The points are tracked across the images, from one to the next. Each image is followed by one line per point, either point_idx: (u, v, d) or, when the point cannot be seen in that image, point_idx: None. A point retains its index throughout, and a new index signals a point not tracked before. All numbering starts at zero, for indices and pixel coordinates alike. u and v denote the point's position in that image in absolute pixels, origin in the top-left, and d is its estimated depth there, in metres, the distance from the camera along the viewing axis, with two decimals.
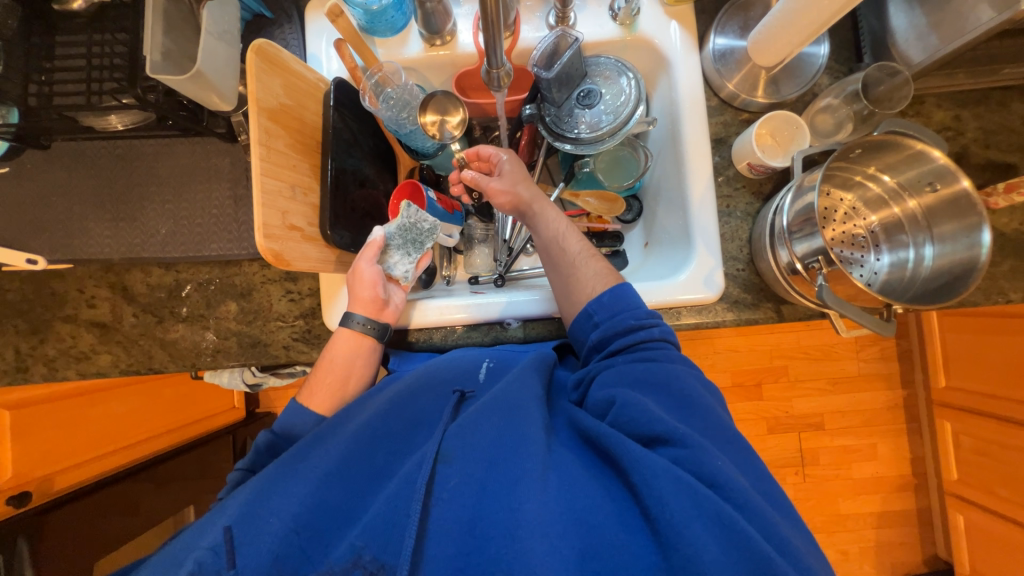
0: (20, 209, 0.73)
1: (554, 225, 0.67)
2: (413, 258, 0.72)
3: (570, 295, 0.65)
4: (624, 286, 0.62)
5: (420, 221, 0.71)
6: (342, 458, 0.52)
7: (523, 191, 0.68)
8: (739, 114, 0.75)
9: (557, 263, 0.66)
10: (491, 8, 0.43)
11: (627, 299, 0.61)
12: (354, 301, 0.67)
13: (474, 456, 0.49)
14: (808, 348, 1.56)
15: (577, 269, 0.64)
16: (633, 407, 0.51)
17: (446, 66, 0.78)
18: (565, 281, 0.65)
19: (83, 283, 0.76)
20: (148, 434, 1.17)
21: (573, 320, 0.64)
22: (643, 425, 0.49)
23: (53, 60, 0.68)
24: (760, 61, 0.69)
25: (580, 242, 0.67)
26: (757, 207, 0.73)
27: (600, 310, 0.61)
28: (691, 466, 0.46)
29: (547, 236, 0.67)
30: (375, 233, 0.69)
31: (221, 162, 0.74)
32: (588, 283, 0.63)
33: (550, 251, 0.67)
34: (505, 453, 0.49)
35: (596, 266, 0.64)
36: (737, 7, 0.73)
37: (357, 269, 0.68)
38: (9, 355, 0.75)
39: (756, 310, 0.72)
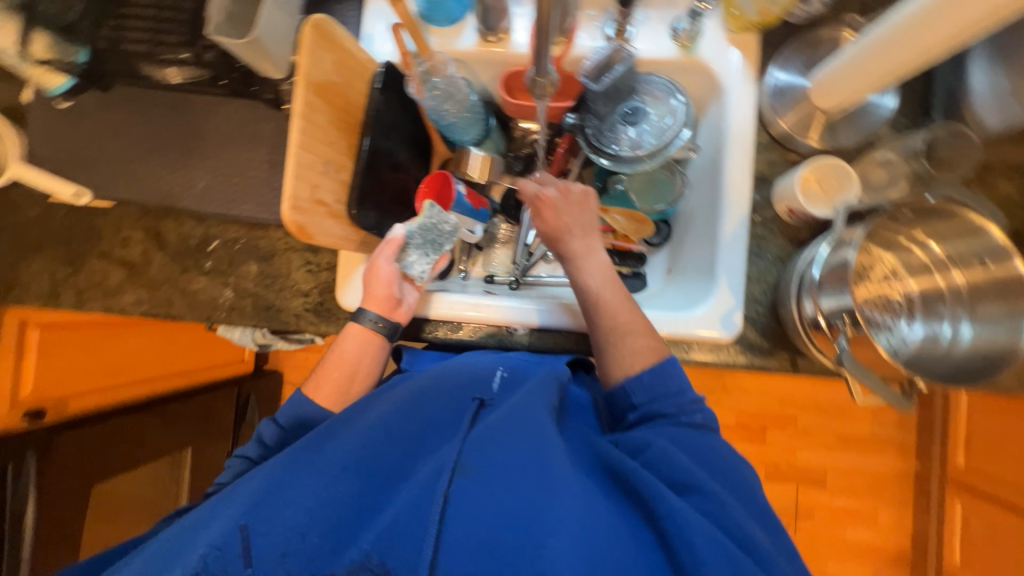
0: (79, 147, 0.78)
1: (597, 288, 0.66)
2: (431, 259, 0.72)
3: (607, 362, 0.65)
4: (669, 364, 0.62)
5: (441, 222, 0.73)
6: (362, 457, 0.52)
7: (566, 238, 0.68)
8: (788, 154, 0.72)
9: (596, 320, 0.66)
10: (546, 10, 0.42)
11: (670, 381, 0.61)
12: (368, 298, 0.68)
13: (494, 478, 0.49)
14: (819, 400, 1.52)
15: (614, 340, 0.64)
16: (666, 457, 0.53)
17: (496, 64, 0.78)
18: (602, 347, 0.65)
19: (120, 223, 0.79)
20: (158, 373, 1.23)
21: (608, 388, 0.65)
22: (678, 471, 0.52)
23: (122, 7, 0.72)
24: (819, 102, 0.67)
25: (624, 313, 0.65)
26: (789, 253, 0.70)
27: (637, 389, 0.61)
28: (722, 520, 0.49)
29: (590, 289, 0.67)
30: (395, 228, 0.69)
31: (264, 126, 0.76)
32: (627, 358, 0.63)
33: (591, 304, 0.66)
34: (531, 479, 0.49)
35: (636, 342, 0.63)
36: (804, 43, 0.69)
37: (374, 267, 0.68)
38: (44, 280, 0.79)
39: (770, 359, 0.69)
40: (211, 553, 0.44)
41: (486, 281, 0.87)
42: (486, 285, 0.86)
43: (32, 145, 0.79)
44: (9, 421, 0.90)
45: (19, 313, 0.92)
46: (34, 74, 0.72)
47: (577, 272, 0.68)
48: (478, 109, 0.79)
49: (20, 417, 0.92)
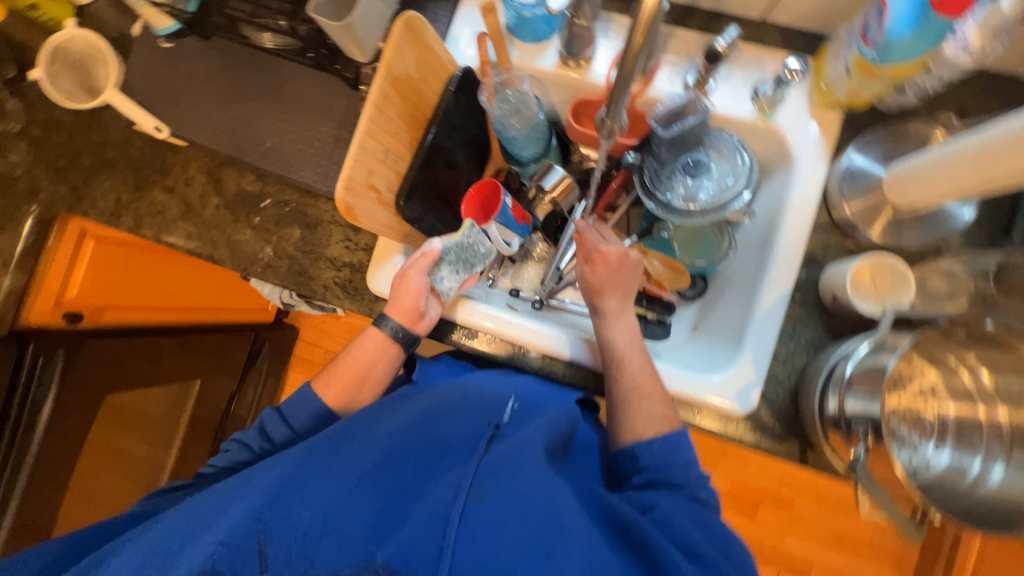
0: (170, 86, 0.84)
1: (622, 349, 0.68)
2: (461, 276, 0.75)
3: (618, 420, 0.65)
4: (680, 436, 0.63)
5: (476, 244, 0.77)
6: (377, 466, 0.54)
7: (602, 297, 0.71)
8: (846, 240, 0.69)
9: (615, 381, 0.67)
10: (631, 56, 0.43)
11: (680, 453, 0.61)
12: (396, 305, 0.69)
13: (506, 512, 0.51)
14: (820, 489, 1.45)
15: (628, 404, 0.65)
16: (671, 523, 0.54)
17: (570, 88, 0.78)
18: (616, 409, 0.66)
19: (188, 163, 0.84)
20: (190, 304, 1.29)
21: (616, 448, 0.65)
22: (682, 538, 0.53)
23: None
24: (893, 197, 0.64)
25: (643, 379, 0.66)
26: (825, 341, 0.67)
27: (645, 454, 0.62)
28: None
29: (616, 350, 0.68)
30: (434, 242, 0.72)
31: (337, 102, 0.79)
32: (639, 423, 0.63)
33: (615, 364, 0.68)
34: (542, 522, 0.50)
35: (650, 409, 0.64)
36: (889, 132, 0.66)
37: (407, 276, 0.69)
38: (111, 200, 0.85)
39: (779, 444, 0.67)
40: (217, 551, 0.47)
41: (511, 294, 0.88)
42: (509, 298, 0.87)
43: (130, 75, 0.85)
44: (49, 317, 0.97)
45: (79, 221, 0.97)
46: (147, 14, 0.80)
47: (607, 331, 0.70)
48: (543, 129, 0.79)
49: (59, 316, 0.98)
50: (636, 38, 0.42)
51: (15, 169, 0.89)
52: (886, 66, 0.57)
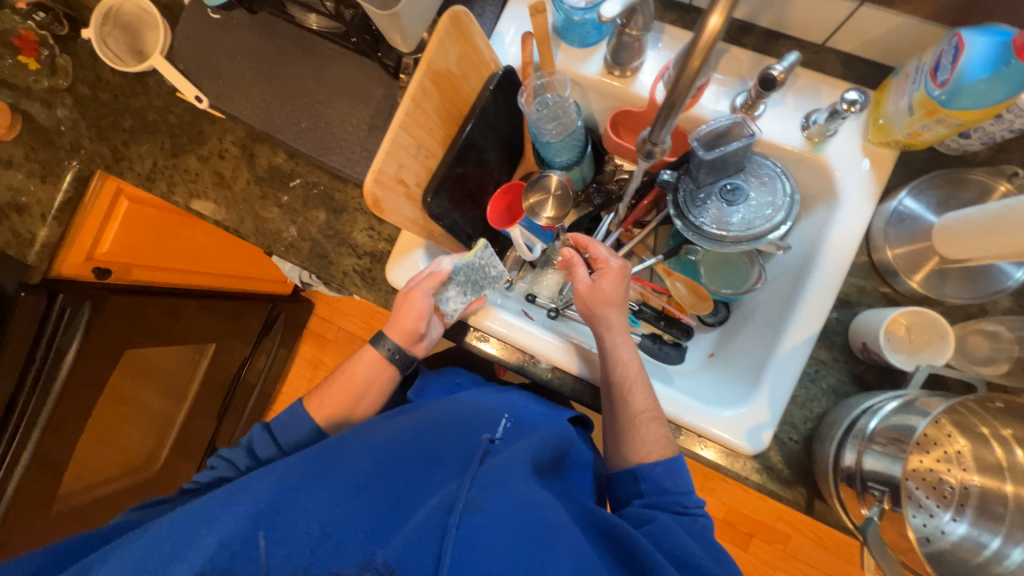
0: (214, 56, 0.85)
1: (625, 369, 0.66)
2: (468, 297, 0.74)
3: (620, 444, 0.64)
4: (680, 462, 0.62)
5: (487, 266, 0.76)
6: (374, 473, 0.55)
7: (606, 313, 0.69)
8: (883, 286, 0.66)
9: (617, 405, 0.66)
10: (685, 81, 0.40)
11: (679, 479, 0.61)
12: (403, 322, 0.70)
13: (500, 518, 0.52)
14: (817, 529, 1.42)
15: (631, 427, 0.64)
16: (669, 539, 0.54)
17: (612, 97, 0.76)
18: (619, 431, 0.64)
19: (224, 136, 0.85)
20: (211, 270, 1.32)
21: (618, 470, 0.64)
22: (681, 554, 0.53)
23: None
24: (940, 247, 0.60)
25: (646, 401, 0.65)
26: (848, 389, 0.65)
27: (647, 479, 0.61)
28: None
29: (618, 373, 0.67)
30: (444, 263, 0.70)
31: (375, 90, 0.79)
32: (644, 447, 0.62)
33: (619, 388, 0.66)
34: (535, 532, 0.52)
35: (654, 432, 0.63)
36: (947, 178, 0.62)
37: (416, 297, 0.69)
38: (147, 164, 0.86)
39: (786, 489, 0.65)
40: (216, 553, 0.46)
41: (526, 300, 0.87)
42: (524, 304, 0.86)
43: (176, 42, 0.86)
44: (79, 270, 1.00)
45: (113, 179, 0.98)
46: None
47: (609, 354, 0.68)
48: (579, 137, 0.76)
49: (89, 269, 1.01)
50: (694, 64, 0.39)
51: (61, 124, 0.91)
52: (953, 110, 0.53)
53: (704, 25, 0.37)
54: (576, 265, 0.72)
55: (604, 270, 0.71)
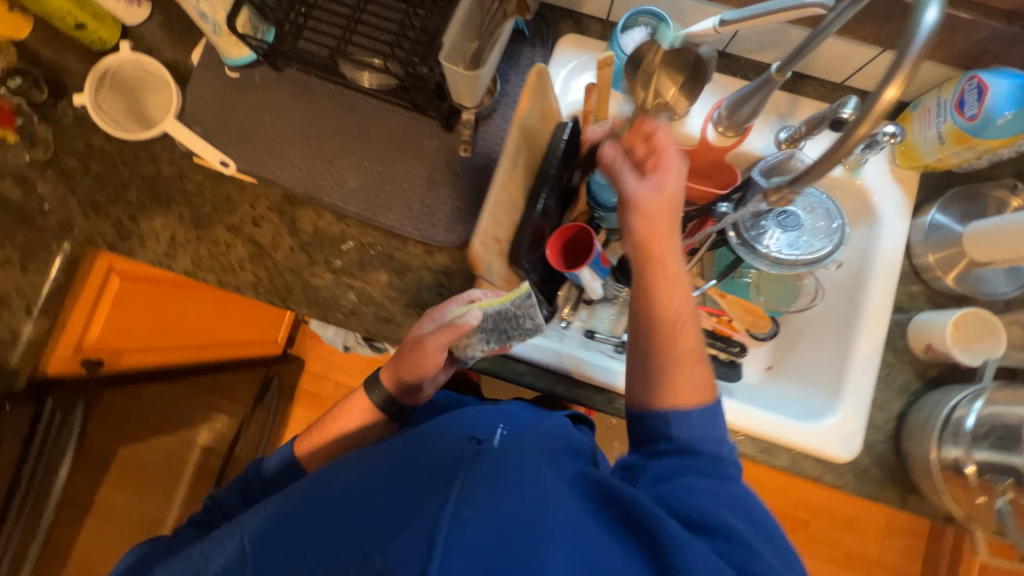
0: (238, 117, 0.78)
1: (676, 305, 0.60)
2: (491, 343, 0.66)
3: (652, 384, 0.58)
4: (717, 410, 0.57)
5: (525, 317, 0.62)
6: (354, 496, 0.47)
7: (663, 243, 0.61)
8: (925, 289, 0.75)
9: (660, 343, 0.59)
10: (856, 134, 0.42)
11: (713, 429, 0.56)
12: (405, 367, 0.67)
13: (488, 522, 0.39)
14: (831, 510, 1.52)
15: (670, 369, 0.58)
16: (688, 501, 0.49)
17: None
18: (656, 370, 0.58)
19: (257, 201, 0.78)
20: (208, 342, 1.18)
21: (637, 411, 0.59)
22: (701, 514, 0.48)
23: None
24: (971, 252, 0.69)
25: (694, 343, 0.59)
26: (917, 387, 0.71)
27: (680, 423, 0.55)
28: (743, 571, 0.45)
29: (667, 312, 0.59)
30: (469, 318, 0.59)
31: (429, 144, 0.77)
32: (682, 388, 0.57)
33: (663, 323, 0.59)
34: (535, 518, 0.41)
35: (695, 375, 0.58)
36: (965, 193, 0.72)
37: (427, 349, 0.63)
38: (163, 240, 0.77)
39: (882, 488, 0.69)
40: None
41: (587, 335, 0.88)
42: (586, 338, 0.88)
43: (190, 103, 0.79)
44: (66, 365, 0.82)
45: (107, 256, 0.81)
46: (221, 43, 0.73)
47: (661, 286, 0.60)
48: None
49: (76, 363, 0.83)
50: (864, 128, 0.41)
51: (43, 202, 0.78)
52: (983, 139, 0.62)
53: (878, 96, 0.39)
54: (623, 171, 0.63)
55: (659, 183, 0.61)
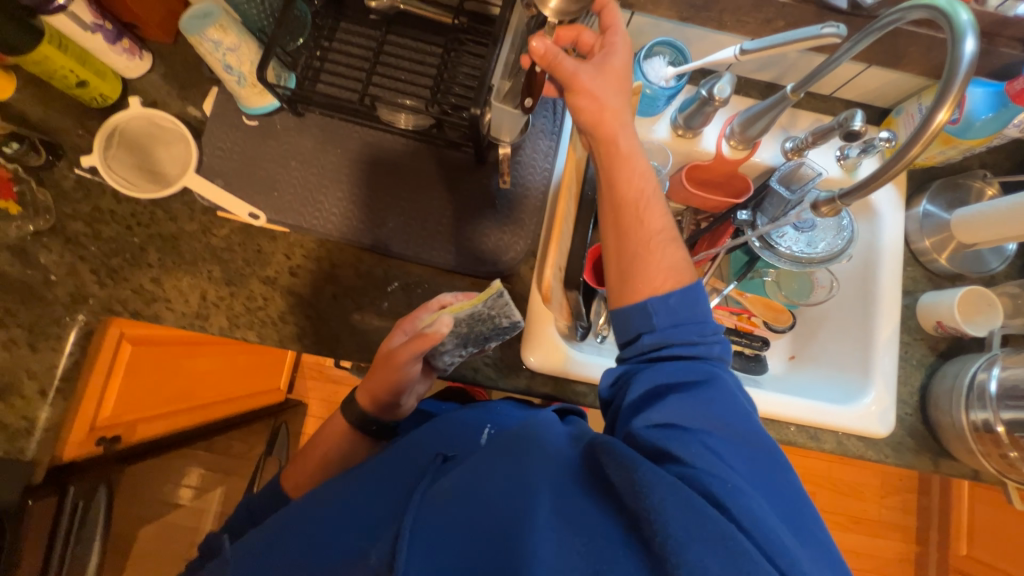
0: (261, 165, 0.76)
1: (639, 181, 0.58)
2: (468, 347, 0.65)
3: (627, 274, 0.57)
4: (696, 292, 0.56)
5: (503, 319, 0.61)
6: (349, 508, 0.49)
7: (615, 117, 0.57)
8: (924, 272, 0.84)
9: (626, 228, 0.57)
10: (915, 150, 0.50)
11: (694, 309, 0.55)
12: (377, 383, 0.62)
13: (463, 494, 0.45)
14: (833, 480, 1.59)
15: (639, 255, 0.57)
16: (650, 432, 0.49)
17: (680, 156, 0.85)
18: (630, 263, 0.57)
19: (292, 250, 0.75)
20: (214, 398, 1.10)
21: (623, 310, 0.57)
22: (658, 439, 0.48)
23: (333, 40, 0.75)
24: (960, 236, 0.78)
25: (662, 220, 0.58)
26: (931, 360, 0.80)
27: (660, 312, 0.55)
28: (704, 483, 0.44)
29: (627, 194, 0.58)
30: (442, 324, 0.55)
31: (463, 178, 0.78)
32: (656, 275, 0.56)
33: (624, 208, 0.58)
34: (503, 498, 0.44)
35: (670, 258, 0.57)
36: (947, 185, 0.82)
37: (398, 364, 0.58)
38: (194, 299, 0.73)
39: (916, 456, 0.77)
40: None
41: None
42: None
43: (208, 155, 0.75)
44: (83, 448, 0.75)
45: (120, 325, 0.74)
46: (245, 94, 0.72)
47: (618, 168, 0.57)
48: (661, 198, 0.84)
49: (94, 444, 0.76)
50: (916, 149, 0.49)
51: (49, 274, 0.72)
52: (966, 139, 0.72)
53: (931, 120, 0.48)
54: (565, 58, 0.54)
55: (603, 63, 0.57)
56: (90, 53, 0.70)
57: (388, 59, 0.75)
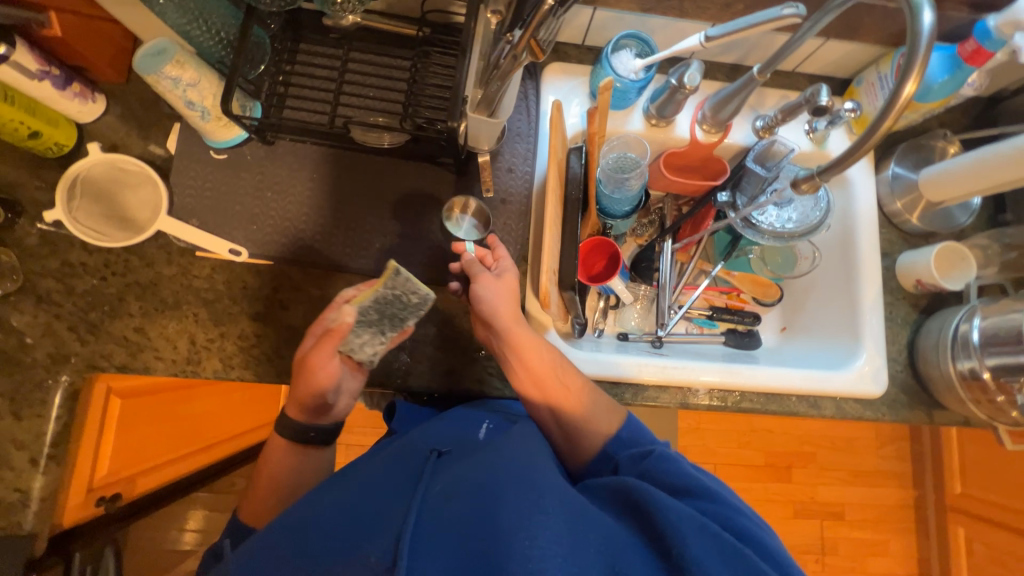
0: (235, 199, 0.74)
1: (547, 356, 0.66)
2: (387, 333, 0.64)
3: (572, 431, 0.64)
4: (632, 420, 0.64)
5: (409, 292, 0.61)
6: (349, 504, 0.48)
7: (514, 328, 0.65)
8: (899, 232, 0.87)
9: (551, 397, 0.65)
10: (886, 124, 0.51)
11: (642, 432, 0.63)
12: (300, 392, 0.62)
13: (475, 492, 0.46)
14: (831, 438, 1.64)
15: (573, 415, 0.64)
16: (661, 465, 0.54)
17: (656, 145, 0.86)
18: (570, 421, 0.64)
19: (279, 282, 0.74)
20: (216, 439, 1.08)
21: (586, 462, 0.63)
22: (675, 476, 0.52)
23: (294, 64, 0.73)
24: (929, 194, 0.81)
25: (577, 378, 0.66)
26: (915, 316, 0.84)
27: (616, 446, 0.61)
28: (723, 517, 0.47)
29: (543, 368, 0.65)
30: (345, 315, 0.57)
31: (445, 190, 0.78)
32: (597, 422, 0.63)
33: (542, 385, 0.65)
34: (518, 491, 0.45)
35: (596, 407, 0.65)
36: (912, 147, 0.85)
37: (315, 362, 0.59)
38: (182, 345, 0.71)
39: (910, 410, 0.81)
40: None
41: (621, 339, 0.89)
42: (621, 343, 0.88)
43: (177, 195, 0.73)
44: (83, 512, 0.74)
45: (105, 380, 0.73)
46: (210, 128, 0.69)
47: (527, 351, 0.65)
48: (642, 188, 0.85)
49: (91, 506, 0.76)
50: (888, 121, 0.51)
51: (24, 337, 0.69)
52: (926, 102, 0.75)
53: (900, 92, 0.50)
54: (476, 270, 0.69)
55: (502, 272, 0.70)
56: (39, 102, 0.67)
57: (355, 78, 0.74)
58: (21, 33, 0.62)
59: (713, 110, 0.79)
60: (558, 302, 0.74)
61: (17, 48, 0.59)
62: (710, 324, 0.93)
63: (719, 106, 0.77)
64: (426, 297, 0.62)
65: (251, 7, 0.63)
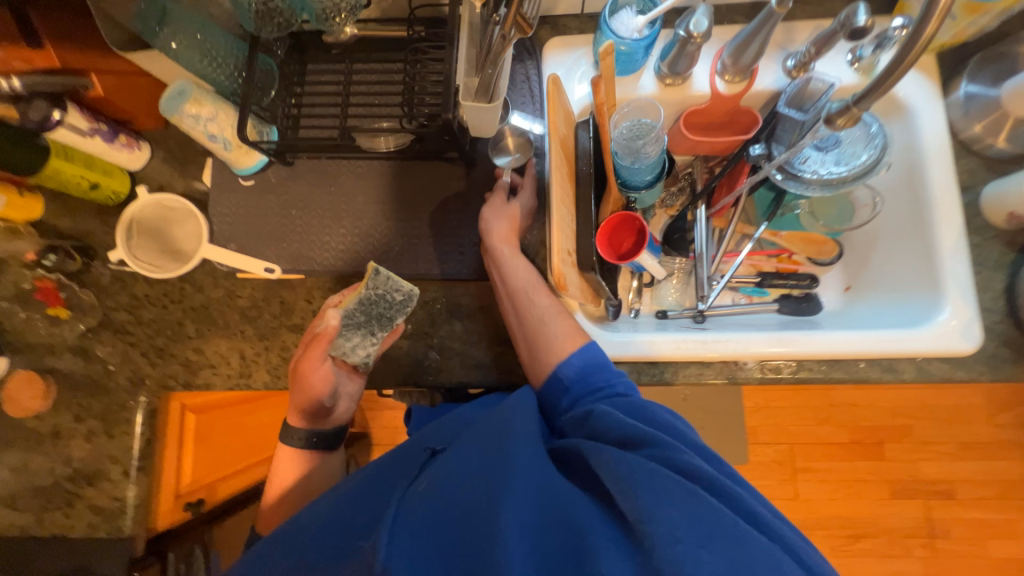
0: (266, 220, 0.79)
1: (523, 276, 0.68)
2: (376, 334, 0.68)
3: (535, 349, 0.66)
4: (592, 347, 0.65)
5: (393, 291, 0.65)
6: (338, 513, 0.49)
7: (497, 248, 0.69)
8: (981, 161, 0.74)
9: (522, 314, 0.67)
10: (931, 25, 0.43)
11: (597, 369, 0.64)
12: (297, 398, 0.66)
13: (447, 483, 0.46)
14: (929, 408, 1.44)
15: (537, 330, 0.66)
16: (607, 418, 0.54)
17: (674, 105, 0.80)
18: (533, 333, 0.66)
19: (312, 294, 0.78)
20: None
21: (542, 383, 0.67)
22: (625, 429, 0.52)
23: (303, 85, 0.76)
24: (1015, 109, 0.67)
25: (548, 300, 0.69)
26: (1011, 257, 0.71)
27: (573, 381, 0.64)
28: (673, 463, 0.47)
29: (518, 284, 0.68)
30: (329, 319, 0.61)
31: (456, 185, 0.77)
32: (558, 340, 0.66)
33: (514, 299, 0.67)
34: (485, 475, 0.46)
35: (556, 329, 0.67)
36: (990, 57, 0.71)
37: (305, 368, 0.63)
38: (234, 360, 0.77)
39: (1016, 367, 0.69)
40: None
41: (659, 317, 0.84)
42: (659, 321, 0.83)
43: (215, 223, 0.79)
44: (173, 516, 0.85)
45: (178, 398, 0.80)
46: (234, 157, 0.74)
47: (506, 266, 0.68)
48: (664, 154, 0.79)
49: (180, 510, 0.86)
50: (930, 26, 0.43)
51: (106, 364, 0.78)
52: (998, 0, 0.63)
53: None
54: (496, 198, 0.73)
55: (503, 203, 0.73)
56: (95, 156, 0.75)
57: (359, 89, 0.76)
58: (72, 97, 0.70)
59: (732, 59, 0.72)
60: (581, 284, 0.72)
61: (70, 111, 0.68)
62: (760, 292, 0.86)
63: (736, 54, 0.71)
64: (409, 297, 0.67)
65: (255, 37, 0.67)
